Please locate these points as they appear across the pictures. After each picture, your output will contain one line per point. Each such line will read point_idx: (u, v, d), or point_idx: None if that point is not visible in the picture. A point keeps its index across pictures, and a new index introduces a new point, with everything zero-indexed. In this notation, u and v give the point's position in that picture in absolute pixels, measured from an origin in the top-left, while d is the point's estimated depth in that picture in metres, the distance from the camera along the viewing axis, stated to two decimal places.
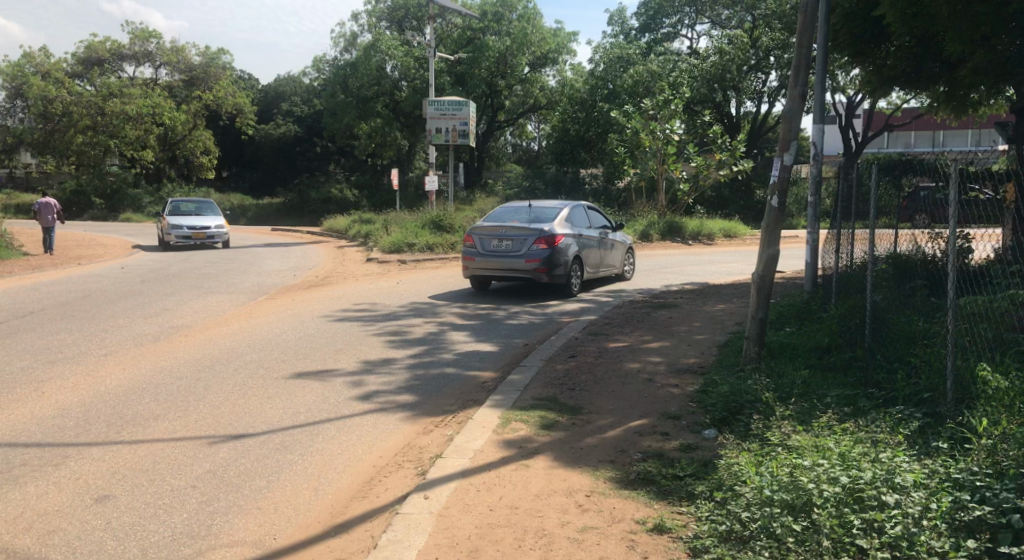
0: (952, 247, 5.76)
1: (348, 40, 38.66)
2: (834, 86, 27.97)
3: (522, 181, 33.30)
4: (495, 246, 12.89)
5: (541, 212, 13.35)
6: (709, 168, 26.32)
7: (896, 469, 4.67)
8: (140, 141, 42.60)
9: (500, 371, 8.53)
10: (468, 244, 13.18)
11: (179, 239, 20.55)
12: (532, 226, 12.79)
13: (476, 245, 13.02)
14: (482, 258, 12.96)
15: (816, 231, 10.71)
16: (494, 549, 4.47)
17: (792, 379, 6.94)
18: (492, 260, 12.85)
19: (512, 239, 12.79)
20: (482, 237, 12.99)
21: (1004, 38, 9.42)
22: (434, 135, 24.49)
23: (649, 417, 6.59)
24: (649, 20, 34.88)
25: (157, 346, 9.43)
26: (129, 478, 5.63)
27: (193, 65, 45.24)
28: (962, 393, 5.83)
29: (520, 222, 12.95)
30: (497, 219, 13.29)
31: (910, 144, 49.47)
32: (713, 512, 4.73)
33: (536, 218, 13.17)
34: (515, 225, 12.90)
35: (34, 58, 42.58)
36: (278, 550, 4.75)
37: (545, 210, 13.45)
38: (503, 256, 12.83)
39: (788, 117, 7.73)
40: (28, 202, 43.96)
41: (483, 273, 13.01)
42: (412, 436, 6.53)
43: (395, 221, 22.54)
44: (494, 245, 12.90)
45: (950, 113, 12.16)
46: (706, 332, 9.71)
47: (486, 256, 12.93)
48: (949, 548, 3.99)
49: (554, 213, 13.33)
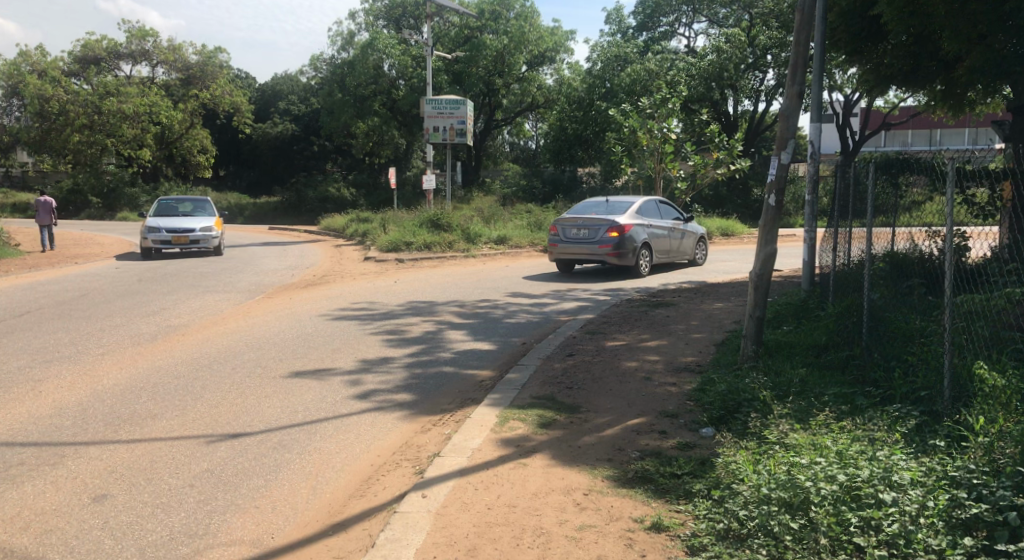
0: (949, 245, 5.75)
1: (345, 39, 38.58)
2: (832, 84, 27.93)
3: (520, 180, 33.56)
4: (575, 235, 15.15)
5: (616, 206, 15.47)
6: (706, 167, 26.30)
7: (893, 467, 4.68)
8: (137, 140, 42.80)
9: (497, 369, 8.54)
10: (553, 233, 15.50)
11: (157, 242, 18.93)
12: (606, 217, 14.96)
13: (559, 233, 15.33)
14: (564, 245, 15.28)
15: (814, 229, 10.69)
16: (493, 548, 4.47)
17: (789, 377, 6.94)
18: (572, 246, 15.13)
19: (589, 228, 15.01)
20: (565, 227, 15.28)
21: (1000, 37, 9.43)
22: (432, 133, 24.40)
23: (646, 416, 6.60)
24: (646, 18, 34.83)
25: (154, 345, 9.40)
26: (126, 477, 5.62)
27: (190, 63, 44.88)
28: (959, 392, 5.84)
29: (596, 214, 15.16)
30: (578, 211, 15.52)
31: (906, 143, 49.62)
32: (711, 510, 4.73)
33: (610, 210, 15.30)
34: (592, 217, 15.11)
35: (31, 56, 42.09)
36: (275, 549, 4.75)
37: (619, 204, 15.54)
38: (581, 243, 15.08)
39: (785, 115, 7.71)
40: (24, 200, 43.79)
41: (566, 256, 15.33)
42: (409, 435, 6.53)
43: (393, 220, 22.49)
44: (574, 233, 15.17)
45: (946, 112, 12.19)
46: (703, 331, 9.72)
47: (567, 243, 15.22)
48: (946, 546, 4.00)
49: (628, 207, 15.44)
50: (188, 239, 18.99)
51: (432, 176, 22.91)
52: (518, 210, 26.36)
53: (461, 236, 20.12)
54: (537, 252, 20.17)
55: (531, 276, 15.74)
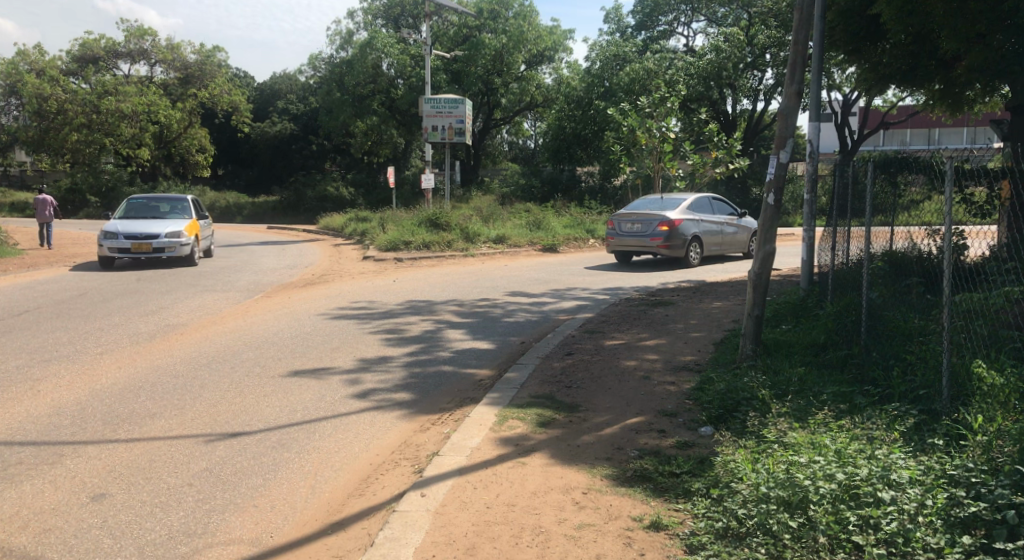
0: (948, 243, 5.75)
1: (343, 38, 38.54)
2: (831, 83, 27.95)
3: (519, 180, 33.34)
4: (630, 229, 16.67)
5: (670, 202, 16.82)
6: (705, 166, 26.25)
7: (891, 465, 4.68)
8: (136, 139, 42.69)
9: (497, 368, 8.55)
10: (611, 227, 17.07)
11: (115, 250, 16.20)
12: (657, 212, 16.42)
13: (616, 227, 16.88)
14: (620, 238, 16.81)
15: (813, 228, 10.69)
16: (492, 546, 4.48)
17: (788, 376, 6.95)
18: (627, 239, 16.64)
19: (642, 223, 16.50)
20: (621, 221, 16.83)
21: (999, 37, 9.42)
22: (431, 132, 24.36)
23: (646, 414, 6.60)
24: (645, 18, 34.82)
25: (152, 344, 9.39)
26: (124, 477, 5.62)
27: (188, 63, 44.92)
28: (958, 390, 5.85)
29: (649, 209, 16.62)
30: (634, 207, 17.01)
31: (905, 142, 49.64)
32: (710, 509, 4.74)
33: (664, 206, 16.68)
34: (645, 212, 16.58)
35: (29, 55, 42.18)
36: (275, 548, 4.75)
37: (673, 200, 16.88)
38: (636, 237, 16.57)
39: (784, 114, 7.73)
40: (23, 200, 43.74)
41: (621, 248, 16.85)
42: (408, 434, 6.53)
43: (392, 219, 22.46)
44: (629, 227, 16.70)
45: (945, 111, 12.20)
46: (702, 330, 9.73)
47: (623, 236, 16.75)
48: (945, 545, 4.01)
49: (681, 203, 16.75)
50: (150, 247, 16.20)
51: (431, 175, 22.85)
52: (517, 209, 26.35)
53: (460, 235, 20.11)
54: (536, 252, 20.17)
55: (531, 275, 15.74)
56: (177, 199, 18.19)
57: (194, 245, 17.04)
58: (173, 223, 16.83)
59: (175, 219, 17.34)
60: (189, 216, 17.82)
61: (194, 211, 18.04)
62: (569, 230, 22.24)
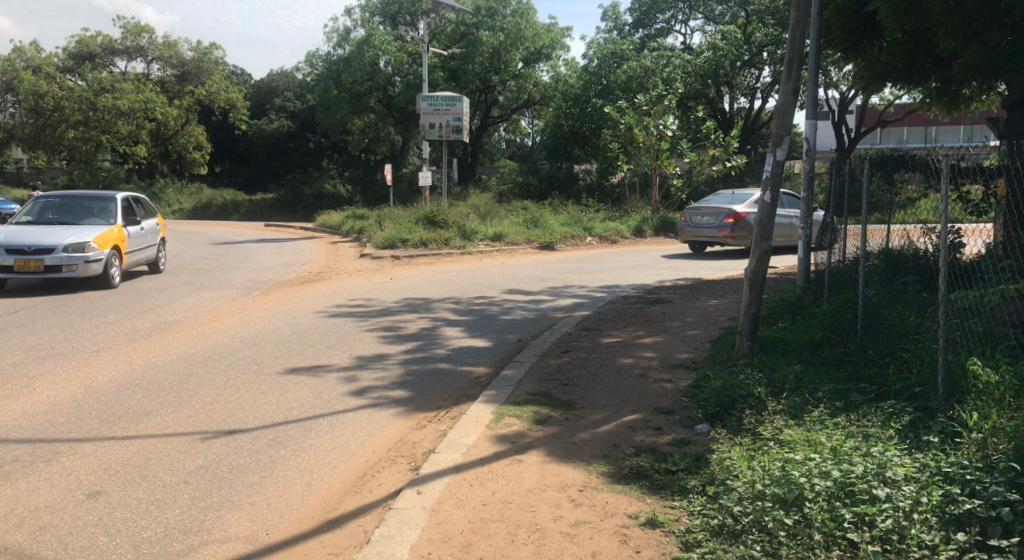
0: (944, 242, 5.76)
1: (341, 35, 38.46)
2: (828, 81, 27.99)
3: (516, 177, 33.29)
4: (699, 220, 18.05)
5: (739, 196, 18.09)
6: (702, 164, 26.28)
7: (886, 463, 4.70)
8: (133, 136, 42.56)
9: (493, 366, 8.55)
10: (683, 219, 18.47)
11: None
12: (724, 205, 17.70)
13: (686, 219, 18.28)
14: (690, 229, 18.21)
15: (809, 225, 10.68)
16: (488, 543, 4.48)
17: (784, 373, 6.96)
18: (697, 230, 18.02)
19: (709, 215, 17.84)
20: (691, 214, 18.20)
21: (995, 35, 9.43)
22: (428, 129, 24.34)
23: (641, 412, 6.60)
24: (642, 15, 34.86)
25: (148, 342, 9.37)
26: (120, 474, 5.62)
27: (185, 60, 44.83)
28: (952, 388, 5.86)
29: (718, 202, 17.92)
30: (705, 201, 18.36)
31: (902, 139, 49.74)
32: (706, 506, 4.74)
33: (734, 200, 17.97)
34: (714, 205, 17.92)
35: (25, 52, 42.05)
36: (270, 545, 4.76)
37: (743, 195, 18.16)
38: (704, 228, 17.93)
39: (780, 112, 7.74)
40: (19, 197, 43.59)
41: (691, 239, 18.22)
42: (404, 432, 6.53)
43: (388, 217, 22.43)
44: (698, 220, 18.07)
45: (941, 109, 12.22)
46: (699, 328, 9.73)
47: (691, 227, 18.13)
48: (940, 542, 4.02)
49: (748, 197, 18.00)
50: (40, 266, 12.21)
51: (428, 173, 22.85)
52: (514, 207, 26.36)
53: (457, 232, 20.10)
54: (534, 249, 20.16)
55: (529, 272, 15.75)
56: (105, 196, 14.06)
57: (110, 261, 13.00)
58: (80, 232, 12.78)
59: (90, 225, 13.28)
60: (115, 220, 13.76)
61: (122, 214, 13.84)
62: (566, 228, 22.25)
